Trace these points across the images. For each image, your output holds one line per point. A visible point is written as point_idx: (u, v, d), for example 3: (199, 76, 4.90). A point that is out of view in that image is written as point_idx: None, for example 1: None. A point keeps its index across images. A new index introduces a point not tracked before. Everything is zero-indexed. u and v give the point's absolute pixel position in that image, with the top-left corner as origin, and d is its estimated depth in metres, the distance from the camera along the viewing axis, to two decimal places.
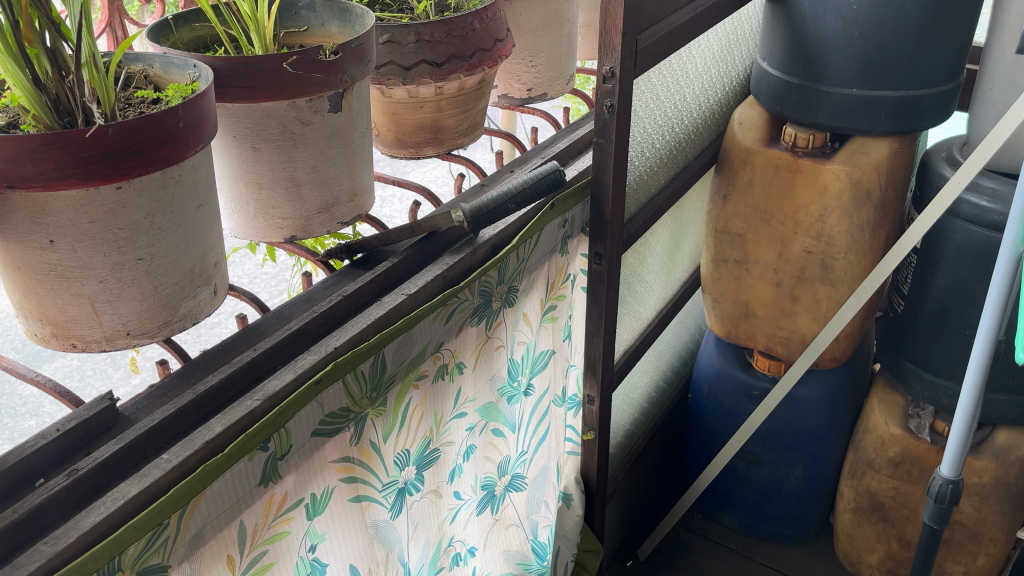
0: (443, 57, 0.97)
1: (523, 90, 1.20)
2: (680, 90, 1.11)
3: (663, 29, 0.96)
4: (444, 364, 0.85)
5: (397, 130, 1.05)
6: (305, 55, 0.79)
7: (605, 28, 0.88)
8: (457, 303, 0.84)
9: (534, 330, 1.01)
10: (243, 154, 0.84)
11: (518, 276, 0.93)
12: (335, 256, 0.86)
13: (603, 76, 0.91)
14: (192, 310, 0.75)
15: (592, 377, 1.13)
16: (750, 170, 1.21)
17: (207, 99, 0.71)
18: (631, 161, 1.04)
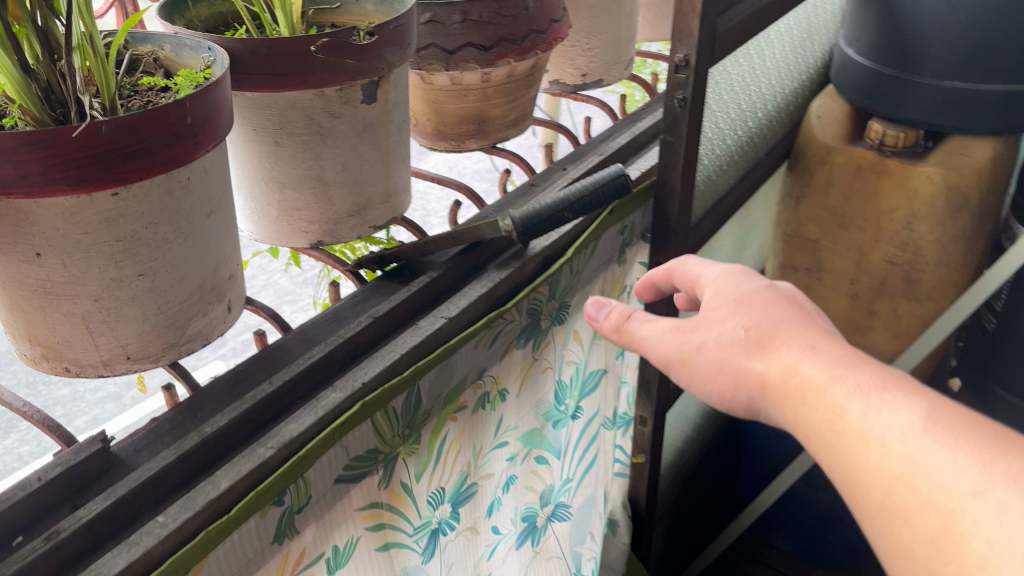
0: (491, 40, 0.86)
1: (576, 75, 1.08)
2: (756, 79, 0.99)
3: (744, 11, 0.84)
4: (485, 393, 0.75)
5: (437, 120, 0.94)
6: (336, 38, 0.68)
7: (679, 10, 0.76)
8: (503, 325, 0.73)
9: (585, 349, 0.90)
10: (264, 151, 0.74)
11: (570, 291, 0.82)
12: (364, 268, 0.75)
13: (676, 65, 0.80)
14: (202, 331, 0.66)
15: (647, 397, 1.03)
16: (829, 169, 1.09)
17: (219, 89, 0.61)
18: (701, 159, 0.93)
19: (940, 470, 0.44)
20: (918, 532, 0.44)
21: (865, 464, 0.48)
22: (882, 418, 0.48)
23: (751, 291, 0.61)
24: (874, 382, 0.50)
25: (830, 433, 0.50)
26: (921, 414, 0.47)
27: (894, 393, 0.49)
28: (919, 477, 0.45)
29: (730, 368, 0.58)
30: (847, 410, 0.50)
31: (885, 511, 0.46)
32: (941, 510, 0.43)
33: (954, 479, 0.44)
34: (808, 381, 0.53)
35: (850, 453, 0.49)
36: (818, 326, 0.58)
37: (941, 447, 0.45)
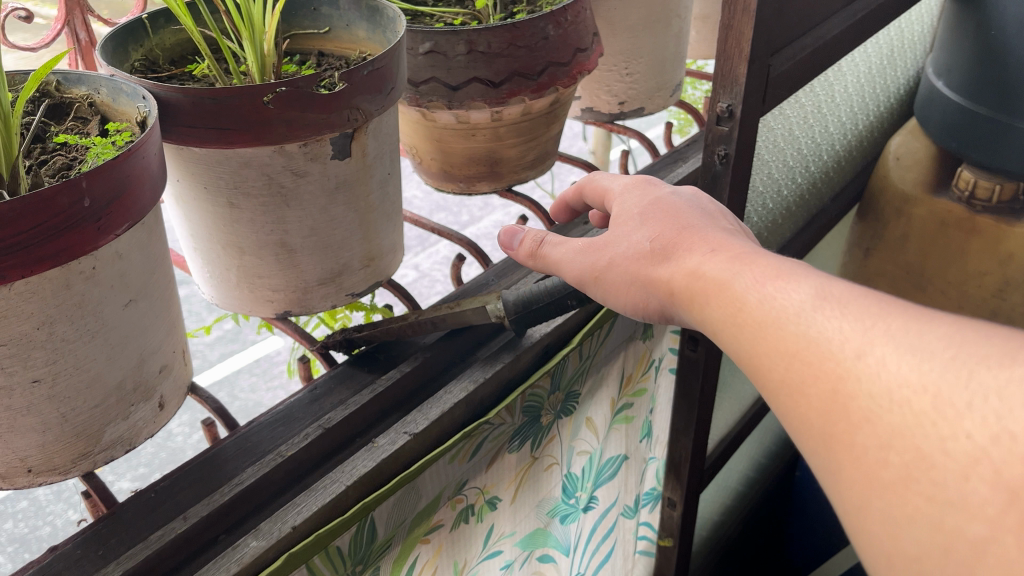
0: (501, 75, 0.73)
1: (612, 103, 0.95)
2: (821, 117, 0.84)
3: (807, 47, 0.69)
4: (468, 506, 0.64)
5: (442, 160, 0.82)
6: (295, 87, 0.57)
7: (723, 51, 0.62)
8: (488, 431, 0.61)
9: (600, 436, 0.77)
10: (218, 212, 0.63)
11: (579, 379, 0.70)
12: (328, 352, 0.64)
13: (718, 115, 0.66)
14: (123, 436, 0.55)
15: (675, 479, 0.90)
16: (906, 221, 0.97)
17: (135, 156, 0.50)
18: (748, 215, 0.79)
19: (831, 335, 0.41)
20: (818, 397, 0.41)
21: (767, 345, 0.44)
22: (780, 296, 0.45)
23: (649, 197, 0.58)
24: (777, 271, 0.47)
25: (733, 322, 0.46)
26: (812, 290, 0.44)
27: (786, 275, 0.46)
28: (814, 350, 0.41)
29: (639, 280, 0.54)
30: (747, 299, 0.46)
31: (789, 383, 0.42)
32: (831, 378, 0.40)
33: (841, 343, 0.41)
34: (714, 277, 0.49)
35: (759, 340, 0.45)
36: (720, 223, 0.55)
37: (831, 319, 0.42)
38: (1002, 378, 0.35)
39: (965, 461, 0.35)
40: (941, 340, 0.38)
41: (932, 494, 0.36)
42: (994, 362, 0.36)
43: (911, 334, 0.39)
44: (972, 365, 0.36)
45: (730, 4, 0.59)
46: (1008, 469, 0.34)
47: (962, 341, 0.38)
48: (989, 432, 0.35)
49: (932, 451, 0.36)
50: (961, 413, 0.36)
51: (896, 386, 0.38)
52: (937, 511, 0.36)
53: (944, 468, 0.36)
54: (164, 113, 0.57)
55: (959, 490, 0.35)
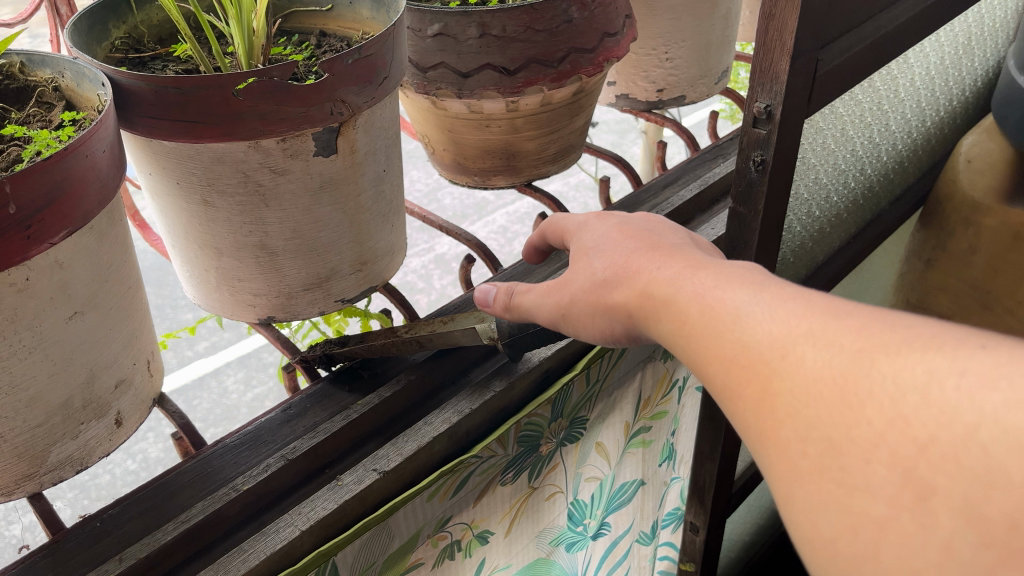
0: (517, 62, 0.66)
1: (650, 91, 0.86)
2: (881, 116, 0.75)
3: (866, 39, 0.60)
4: (453, 542, 0.58)
5: (455, 151, 0.76)
6: (269, 77, 0.50)
7: (763, 44, 0.54)
8: (476, 466, 0.55)
9: (613, 462, 0.71)
10: (192, 209, 0.57)
11: (587, 404, 0.63)
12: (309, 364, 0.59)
13: (754, 116, 0.58)
14: (73, 456, 0.51)
15: (698, 505, 0.83)
16: (974, 232, 0.87)
17: (75, 157, 0.44)
18: (789, 224, 0.70)
19: (752, 331, 0.36)
20: (745, 399, 0.36)
21: (705, 355, 0.38)
22: (715, 302, 0.39)
23: (605, 223, 0.50)
24: (722, 277, 0.40)
25: (677, 331, 0.40)
26: (739, 285, 0.39)
27: (720, 272, 0.40)
28: (747, 357, 0.36)
29: (597, 311, 0.46)
30: (688, 307, 0.40)
31: (727, 391, 0.37)
32: (759, 382, 0.35)
33: (770, 348, 0.35)
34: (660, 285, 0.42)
35: (697, 349, 0.39)
36: (673, 234, 0.48)
37: (761, 325, 0.36)
38: (902, 363, 0.31)
39: (866, 445, 0.31)
40: (853, 331, 0.33)
41: (841, 481, 0.32)
42: (897, 345, 0.32)
43: (828, 328, 0.34)
44: (877, 348, 0.32)
45: None
46: (903, 450, 0.30)
47: (873, 325, 0.33)
48: (889, 416, 0.31)
49: (840, 438, 0.32)
50: (865, 400, 0.31)
51: (811, 379, 0.33)
52: (847, 499, 0.32)
53: (850, 453, 0.31)
54: (127, 102, 0.52)
55: (863, 474, 0.31)
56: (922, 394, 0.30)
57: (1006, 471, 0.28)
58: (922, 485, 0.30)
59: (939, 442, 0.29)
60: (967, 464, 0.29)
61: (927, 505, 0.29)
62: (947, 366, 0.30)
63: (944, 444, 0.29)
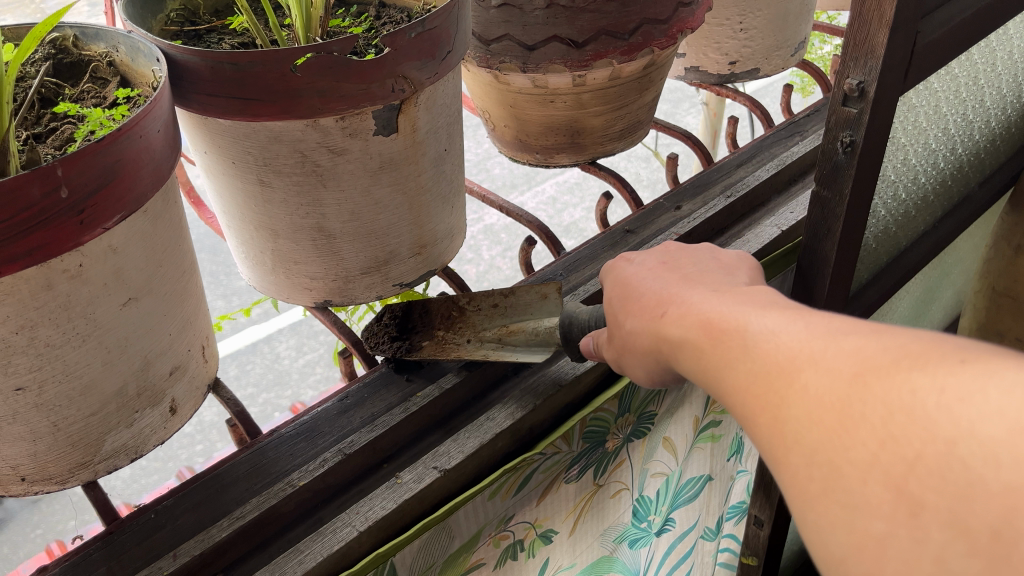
0: (586, 34, 0.62)
1: (722, 63, 0.82)
2: (977, 92, 0.69)
3: (969, 9, 0.55)
4: (516, 541, 0.55)
5: (517, 128, 0.72)
6: (327, 53, 0.48)
7: (858, 15, 0.50)
8: (539, 463, 0.52)
9: (681, 457, 0.68)
10: (249, 189, 0.55)
11: (657, 398, 0.60)
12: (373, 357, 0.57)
13: (844, 94, 0.53)
14: (129, 443, 0.50)
15: (764, 500, 0.79)
16: None
17: (129, 138, 0.42)
18: (874, 208, 0.66)
19: (756, 358, 0.32)
20: (756, 427, 0.31)
21: (716, 386, 0.33)
22: (722, 336, 0.34)
23: (630, 264, 0.44)
24: (735, 297, 0.36)
25: (693, 362, 0.35)
26: (749, 310, 0.34)
27: (732, 296, 0.36)
28: (754, 390, 0.31)
29: (636, 354, 0.41)
30: (698, 338, 0.35)
31: (741, 422, 0.32)
32: (762, 412, 0.30)
33: (772, 377, 0.31)
34: (676, 317, 0.37)
35: (712, 380, 0.34)
36: (701, 257, 0.43)
37: (762, 356, 0.31)
38: (892, 380, 0.27)
39: (859, 464, 0.27)
40: (850, 348, 0.29)
41: (839, 502, 0.27)
42: (890, 357, 0.27)
43: (826, 348, 0.29)
44: (869, 367, 0.27)
45: None
46: (895, 468, 0.26)
47: (870, 340, 0.28)
48: (879, 434, 0.26)
49: (835, 460, 0.27)
50: (858, 418, 0.27)
51: (810, 403, 0.29)
52: (848, 521, 0.27)
53: (844, 474, 0.27)
54: (183, 78, 0.50)
55: (861, 494, 0.27)
56: (909, 408, 0.26)
57: (983, 480, 0.24)
58: (915, 501, 0.25)
59: (926, 458, 0.25)
60: (953, 478, 0.24)
61: (920, 519, 0.25)
62: (926, 382, 0.26)
63: (931, 458, 0.25)
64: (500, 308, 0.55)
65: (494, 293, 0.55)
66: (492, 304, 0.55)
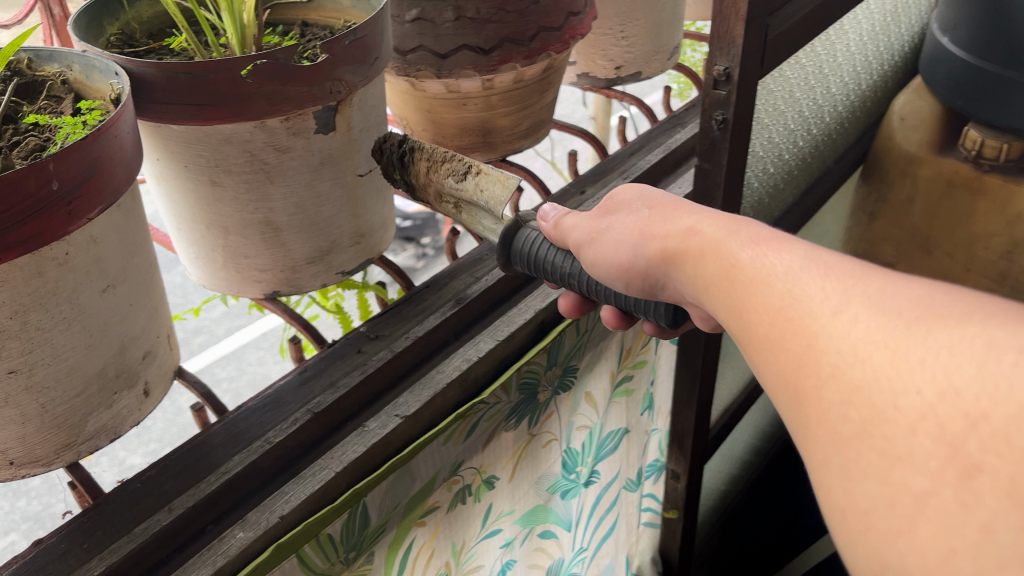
0: (491, 42, 0.70)
1: (609, 68, 0.92)
2: (824, 79, 0.82)
3: (807, 6, 0.66)
4: (465, 486, 0.63)
5: (434, 132, 0.80)
6: (274, 60, 0.54)
7: (718, 12, 0.60)
8: (483, 411, 0.60)
9: (600, 411, 0.77)
10: (200, 191, 0.61)
11: (578, 353, 0.68)
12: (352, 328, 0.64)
13: (714, 79, 0.63)
14: (109, 424, 0.54)
15: (677, 452, 0.88)
16: (911, 183, 0.95)
17: (107, 136, 0.48)
18: (749, 181, 0.76)
19: (805, 287, 0.36)
20: (786, 351, 0.36)
21: (754, 307, 0.38)
22: (767, 263, 0.39)
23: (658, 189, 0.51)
24: (777, 241, 0.41)
25: (727, 281, 0.41)
26: (798, 253, 0.39)
27: (773, 241, 0.41)
28: (797, 307, 0.36)
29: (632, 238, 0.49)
30: (741, 256, 0.40)
31: (769, 340, 0.37)
32: (806, 333, 0.35)
33: (821, 301, 0.35)
34: (710, 239, 0.43)
35: (744, 296, 0.39)
36: None
37: (812, 280, 0.36)
38: (959, 333, 0.31)
39: (914, 416, 0.30)
40: (913, 298, 0.33)
41: (882, 450, 0.31)
42: (959, 316, 0.31)
43: (888, 292, 0.34)
44: (934, 320, 0.32)
45: None
46: (953, 424, 0.29)
47: (935, 298, 0.33)
48: (940, 387, 0.30)
49: (886, 406, 0.31)
50: (917, 368, 0.31)
51: (859, 342, 0.33)
52: (886, 470, 0.30)
53: (895, 423, 0.31)
54: (139, 90, 0.54)
55: (906, 444, 0.30)
56: (980, 364, 0.29)
57: None
58: (969, 462, 0.28)
59: (990, 417, 0.28)
60: (1017, 443, 0.28)
61: (973, 482, 0.28)
62: (1006, 342, 0.29)
63: (995, 418, 0.28)
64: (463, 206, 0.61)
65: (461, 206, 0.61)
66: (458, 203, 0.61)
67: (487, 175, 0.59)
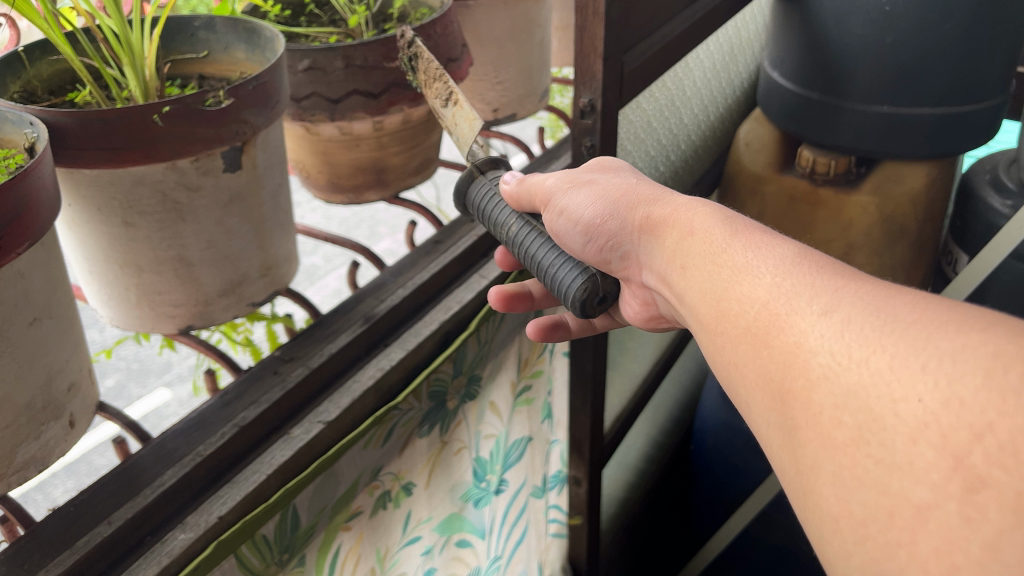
0: (380, 87, 0.77)
1: (488, 111, 1.00)
2: (678, 111, 0.93)
3: (655, 45, 0.76)
4: (385, 492, 0.68)
5: (330, 172, 0.85)
6: (182, 105, 0.59)
7: (580, 51, 0.69)
8: (398, 417, 0.65)
9: (504, 420, 0.84)
10: (112, 232, 0.64)
11: (480, 362, 0.76)
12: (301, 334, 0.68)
13: (581, 110, 0.72)
14: (37, 455, 0.56)
15: (577, 459, 0.95)
16: (760, 200, 1.07)
17: (33, 177, 0.51)
18: None
19: (799, 284, 0.44)
20: (774, 348, 0.43)
21: (740, 295, 0.46)
22: (756, 257, 0.48)
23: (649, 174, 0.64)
24: (765, 245, 0.49)
25: (714, 266, 0.50)
26: (790, 257, 0.47)
27: (769, 245, 0.49)
28: (784, 301, 0.44)
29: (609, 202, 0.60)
30: (731, 246, 0.50)
31: (753, 332, 0.44)
32: (794, 330, 0.42)
33: (810, 300, 0.43)
34: (697, 221, 0.54)
35: (727, 282, 0.48)
36: None
37: (803, 277, 0.45)
38: (961, 342, 0.37)
39: (914, 425, 0.36)
40: (905, 307, 0.40)
41: (882, 457, 0.36)
42: (953, 327, 0.38)
43: (876, 300, 0.41)
44: (933, 324, 0.38)
45: (582, 8, 0.66)
46: (955, 434, 0.35)
47: (927, 307, 0.40)
48: (945, 396, 0.35)
49: (885, 413, 0.37)
50: (917, 376, 0.37)
51: (857, 348, 0.39)
52: (887, 480, 0.36)
53: (894, 431, 0.36)
54: (54, 139, 0.57)
55: (906, 454, 0.35)
56: (985, 375, 0.35)
57: None
58: (974, 477, 0.34)
59: (994, 430, 0.34)
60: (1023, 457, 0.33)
61: (977, 496, 0.33)
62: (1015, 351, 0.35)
63: (999, 431, 0.34)
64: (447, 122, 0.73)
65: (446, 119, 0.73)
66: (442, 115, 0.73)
67: (460, 110, 0.67)
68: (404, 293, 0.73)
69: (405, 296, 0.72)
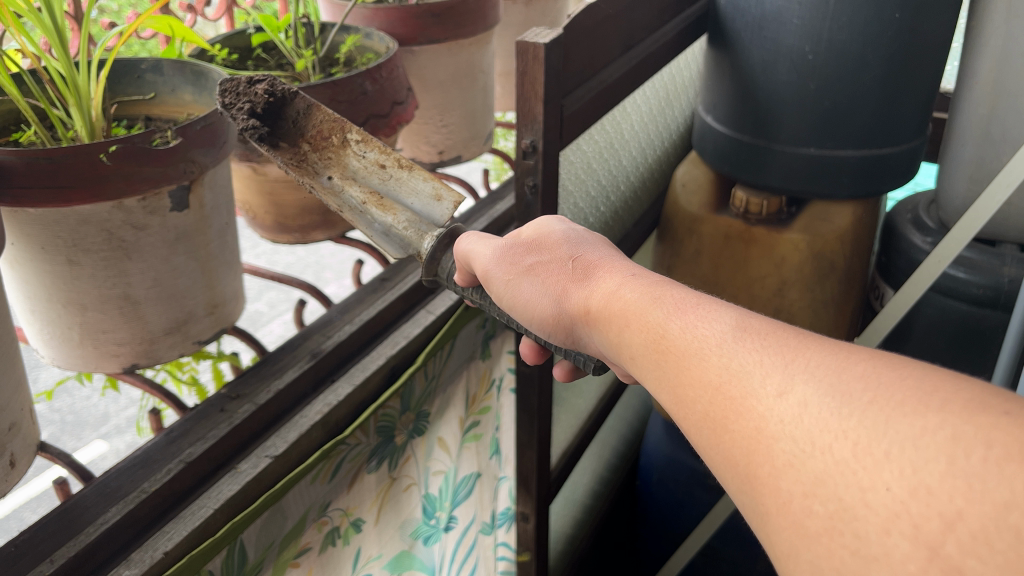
0: None
1: (432, 153, 1.02)
2: (617, 153, 0.97)
3: (593, 89, 0.79)
4: (335, 527, 0.68)
5: (277, 212, 0.85)
6: (130, 144, 0.60)
7: (521, 95, 0.71)
8: (345, 452, 0.66)
9: (453, 456, 0.85)
10: (56, 271, 0.63)
11: (427, 399, 0.78)
12: (237, 387, 0.67)
13: (523, 151, 0.75)
14: None
15: (523, 495, 0.93)
16: (697, 239, 1.11)
17: None
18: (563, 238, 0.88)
19: (747, 367, 0.41)
20: (734, 438, 0.40)
21: (691, 376, 0.43)
22: (697, 336, 0.45)
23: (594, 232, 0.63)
24: (702, 318, 0.45)
25: (656, 353, 0.46)
26: (732, 330, 0.43)
27: (709, 317, 0.45)
28: (736, 384, 0.41)
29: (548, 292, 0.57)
30: (670, 330, 0.46)
31: (711, 417, 0.41)
32: (753, 414, 0.39)
33: (764, 380, 0.40)
34: (630, 304, 0.50)
35: (674, 369, 0.45)
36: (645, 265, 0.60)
37: (750, 353, 0.41)
38: (920, 427, 0.34)
39: (886, 514, 0.33)
40: (860, 379, 0.37)
41: (856, 548, 0.33)
42: (910, 407, 0.35)
43: (833, 370, 0.38)
44: (887, 401, 0.36)
45: (522, 53, 0.69)
46: (927, 524, 0.32)
47: (881, 378, 0.37)
48: (911, 484, 0.33)
49: (856, 502, 0.34)
50: (882, 463, 0.34)
51: (817, 432, 0.36)
52: (863, 569, 0.33)
53: (866, 521, 0.33)
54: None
55: (881, 545, 0.33)
56: (948, 462, 0.32)
57: None
58: (949, 565, 0.31)
59: (965, 518, 0.31)
60: (998, 546, 0.30)
61: None
62: (972, 435, 0.33)
63: (971, 520, 0.31)
64: (390, 166, 0.72)
65: (393, 156, 0.72)
66: (382, 160, 0.72)
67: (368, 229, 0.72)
68: (353, 330, 0.74)
69: (352, 332, 0.74)
